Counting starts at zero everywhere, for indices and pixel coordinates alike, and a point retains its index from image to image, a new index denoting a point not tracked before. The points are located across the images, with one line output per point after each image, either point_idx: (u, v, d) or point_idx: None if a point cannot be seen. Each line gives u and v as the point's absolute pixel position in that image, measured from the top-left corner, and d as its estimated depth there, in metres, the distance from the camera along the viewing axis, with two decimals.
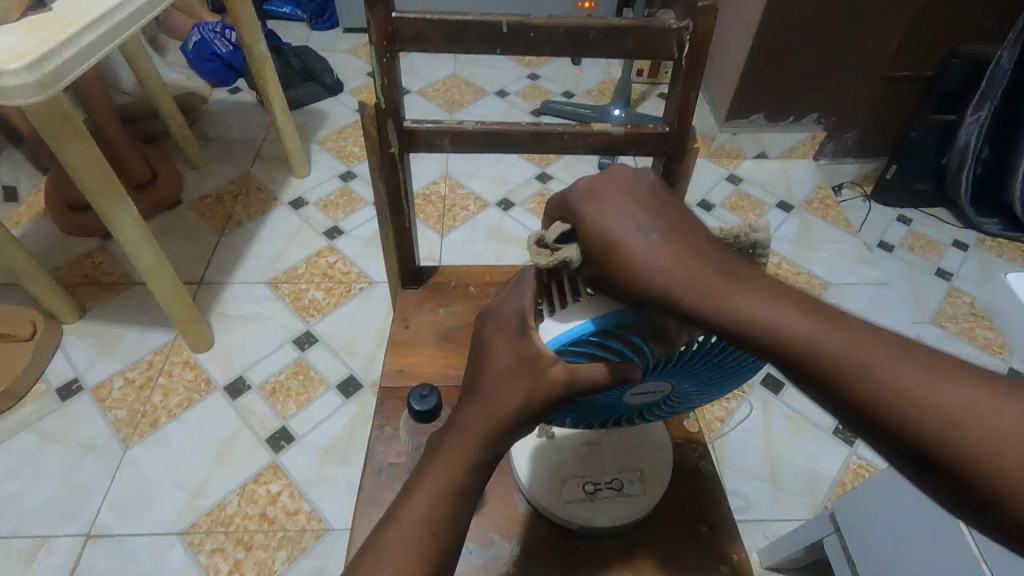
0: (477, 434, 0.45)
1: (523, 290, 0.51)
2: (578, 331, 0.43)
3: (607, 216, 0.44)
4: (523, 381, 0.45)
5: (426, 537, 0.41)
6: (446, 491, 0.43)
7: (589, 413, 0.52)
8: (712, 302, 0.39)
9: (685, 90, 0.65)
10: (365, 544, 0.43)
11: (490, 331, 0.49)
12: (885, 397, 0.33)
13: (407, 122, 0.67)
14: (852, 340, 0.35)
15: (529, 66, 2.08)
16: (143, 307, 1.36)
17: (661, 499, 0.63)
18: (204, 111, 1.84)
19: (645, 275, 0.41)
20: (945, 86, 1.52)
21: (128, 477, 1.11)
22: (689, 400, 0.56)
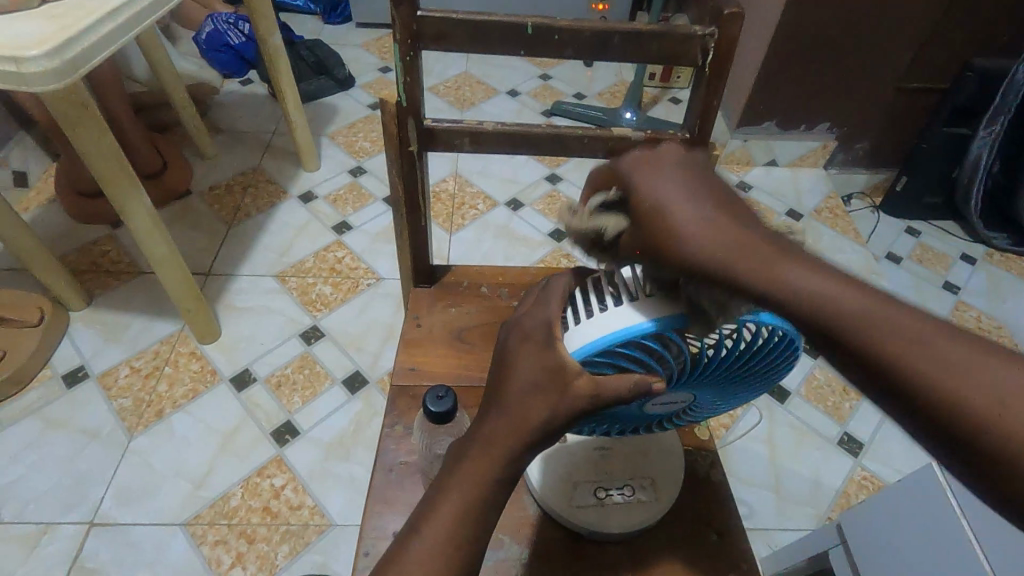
0: (501, 448, 0.44)
1: (547, 299, 0.51)
2: (603, 342, 0.45)
3: (658, 176, 0.46)
4: (549, 393, 0.45)
5: (449, 550, 0.42)
6: (469, 505, 0.43)
7: (609, 422, 0.53)
8: (755, 268, 0.39)
9: (707, 98, 0.65)
10: (388, 555, 0.43)
11: (516, 340, 0.49)
12: (928, 375, 0.34)
13: (427, 121, 0.67)
14: (895, 318, 0.36)
15: (541, 67, 2.08)
16: (150, 296, 1.36)
17: (671, 506, 0.63)
18: (215, 102, 1.84)
19: (691, 241, 0.42)
20: (959, 100, 1.52)
21: (132, 466, 1.11)
22: (710, 408, 0.55)
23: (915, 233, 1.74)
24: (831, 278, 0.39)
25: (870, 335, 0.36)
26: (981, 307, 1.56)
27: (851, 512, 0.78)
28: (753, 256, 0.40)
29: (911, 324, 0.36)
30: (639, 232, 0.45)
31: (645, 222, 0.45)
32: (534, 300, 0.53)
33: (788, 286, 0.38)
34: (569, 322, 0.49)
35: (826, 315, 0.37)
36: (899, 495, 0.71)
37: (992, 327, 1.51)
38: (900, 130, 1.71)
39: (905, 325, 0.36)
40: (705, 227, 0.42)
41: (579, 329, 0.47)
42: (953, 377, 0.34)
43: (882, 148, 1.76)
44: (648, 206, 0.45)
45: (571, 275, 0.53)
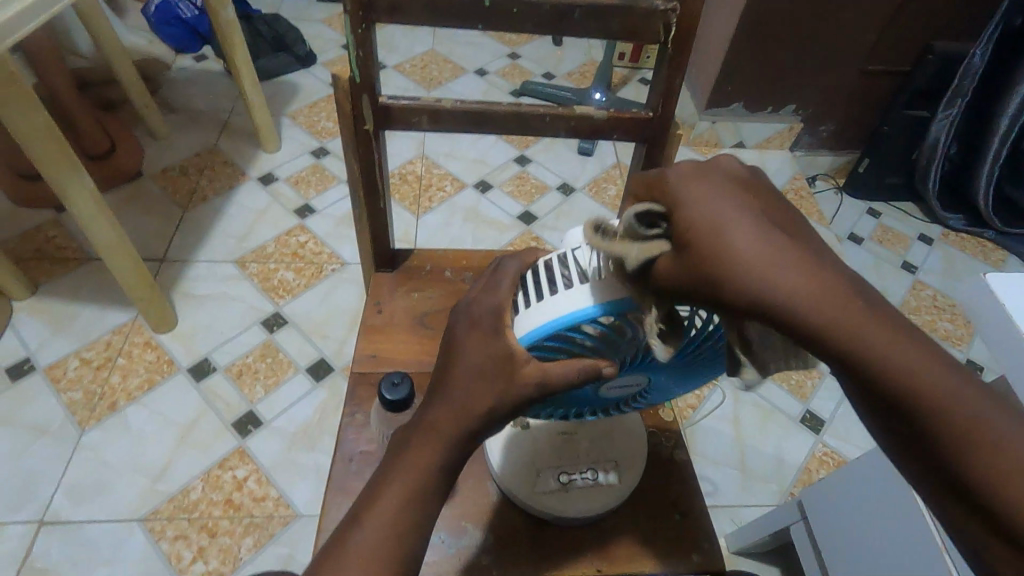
0: (444, 433, 0.43)
1: (497, 285, 0.49)
2: (548, 328, 0.43)
3: (709, 192, 0.37)
4: (495, 380, 0.44)
5: (390, 540, 0.40)
6: (410, 490, 0.42)
7: (561, 406, 0.52)
8: (832, 323, 0.31)
9: (671, 74, 0.64)
10: (325, 549, 0.41)
11: (464, 327, 0.47)
12: (1015, 475, 0.28)
13: (383, 97, 0.64)
14: (971, 402, 0.29)
15: (509, 46, 2.04)
16: (100, 284, 1.29)
17: (634, 488, 0.62)
18: (167, 79, 1.75)
19: (746, 272, 0.33)
20: (917, 82, 1.56)
21: (85, 461, 1.06)
22: (662, 394, 0.55)
23: (876, 214, 1.78)
24: (921, 346, 0.31)
25: (955, 429, 0.29)
26: (936, 285, 1.61)
27: (814, 488, 0.81)
28: (833, 300, 0.32)
29: (984, 403, 0.29)
30: (679, 258, 0.36)
31: (693, 240, 0.35)
32: (485, 284, 0.50)
33: (859, 342, 0.31)
34: (519, 308, 0.47)
35: (905, 382, 0.30)
36: (856, 474, 0.73)
37: (947, 305, 1.56)
38: (864, 111, 1.73)
39: (997, 420, 0.29)
40: (776, 258, 0.33)
41: (528, 314, 0.45)
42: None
43: (845, 130, 1.78)
44: (694, 227, 0.35)
45: (522, 259, 0.51)
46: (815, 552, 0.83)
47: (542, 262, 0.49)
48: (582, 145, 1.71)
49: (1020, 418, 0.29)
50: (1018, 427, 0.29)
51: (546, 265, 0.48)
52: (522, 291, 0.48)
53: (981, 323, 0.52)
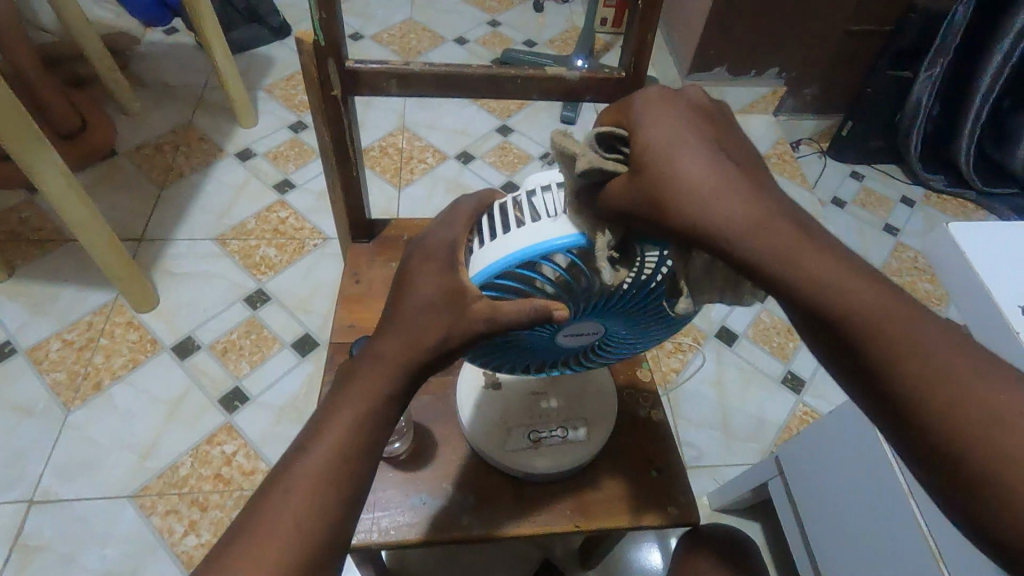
0: (394, 362, 0.44)
1: (454, 224, 0.50)
2: (502, 265, 0.44)
3: (670, 121, 0.41)
4: (444, 314, 0.44)
5: (339, 462, 0.41)
6: (359, 417, 0.42)
7: (518, 355, 0.52)
8: (760, 245, 0.36)
9: (642, 32, 0.62)
10: (273, 474, 0.41)
11: (415, 262, 0.48)
12: (901, 366, 0.35)
13: (350, 62, 0.63)
14: (876, 309, 0.35)
15: (488, 12, 2.00)
16: (78, 265, 1.27)
17: (605, 444, 0.64)
18: (137, 54, 1.70)
19: (693, 197, 0.38)
20: (901, 42, 1.54)
21: (72, 441, 1.07)
22: (621, 351, 0.55)
23: (859, 177, 1.79)
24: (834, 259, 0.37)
25: (875, 339, 0.35)
26: (917, 247, 1.63)
27: (789, 443, 0.84)
28: (767, 223, 0.37)
29: (888, 310, 0.35)
30: (634, 182, 0.40)
31: (649, 164, 0.40)
32: (444, 225, 0.51)
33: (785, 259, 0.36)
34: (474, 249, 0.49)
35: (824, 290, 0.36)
36: (828, 427, 0.76)
37: (927, 266, 1.58)
38: (847, 73, 1.72)
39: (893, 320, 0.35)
40: (721, 186, 0.38)
41: (483, 252, 0.47)
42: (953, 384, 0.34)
43: (828, 93, 1.78)
44: (654, 155, 0.40)
45: (482, 201, 0.52)
46: (792, 504, 0.85)
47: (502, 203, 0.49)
48: (564, 113, 1.69)
49: (916, 323, 0.35)
50: (911, 331, 0.35)
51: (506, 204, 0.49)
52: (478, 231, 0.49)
53: (945, 273, 0.53)
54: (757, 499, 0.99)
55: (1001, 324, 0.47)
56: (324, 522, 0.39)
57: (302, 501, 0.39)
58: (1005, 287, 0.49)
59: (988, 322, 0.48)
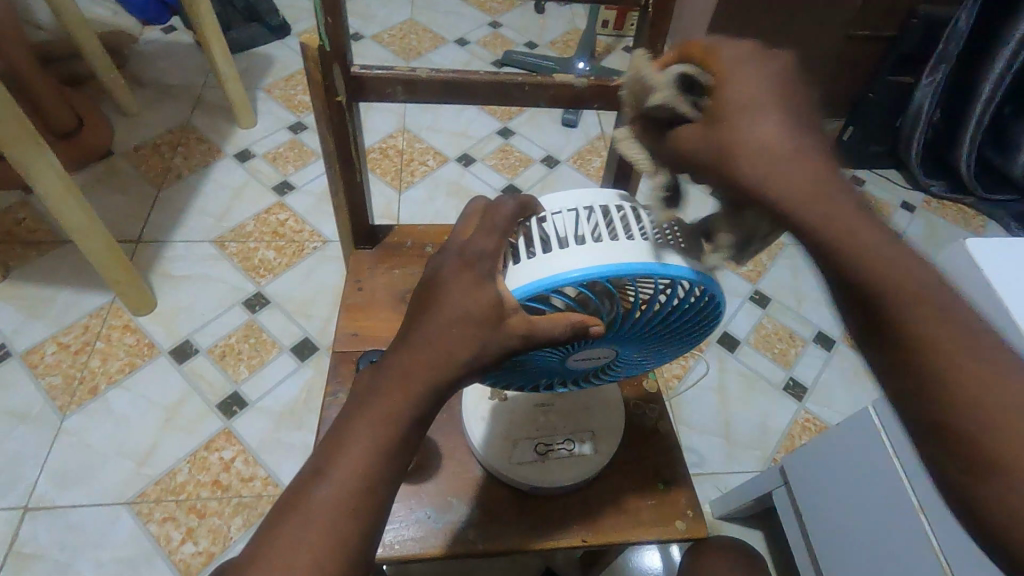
0: (418, 382, 0.40)
1: (492, 226, 0.46)
2: (541, 285, 0.43)
3: (772, 116, 0.37)
4: (480, 330, 0.41)
5: (358, 491, 0.38)
6: (381, 441, 0.39)
7: (530, 376, 0.50)
8: (823, 221, 0.35)
9: (652, 40, 0.61)
10: (288, 496, 0.39)
11: (455, 268, 0.44)
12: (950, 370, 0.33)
13: (355, 67, 0.62)
14: (935, 307, 0.34)
15: (489, 14, 1.99)
16: (74, 267, 1.26)
17: (612, 456, 0.63)
18: (134, 52, 1.68)
19: (789, 204, 0.35)
20: (904, 47, 1.54)
21: (68, 446, 1.05)
22: (631, 370, 0.55)
23: (860, 181, 1.79)
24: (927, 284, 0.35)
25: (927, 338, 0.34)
26: None
27: (794, 454, 0.83)
28: (863, 241, 0.35)
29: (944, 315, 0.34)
30: (723, 174, 0.37)
31: (739, 158, 0.36)
32: (482, 224, 0.46)
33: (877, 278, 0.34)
34: (512, 262, 0.46)
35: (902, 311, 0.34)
36: (834, 439, 0.75)
37: None
38: (848, 78, 1.72)
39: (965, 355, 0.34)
40: (795, 157, 0.36)
41: (520, 267, 0.45)
42: (1016, 431, 0.32)
43: (829, 97, 1.77)
44: (748, 150, 0.36)
45: (519, 199, 0.48)
46: (796, 515, 0.85)
47: (534, 222, 0.48)
48: (565, 116, 1.68)
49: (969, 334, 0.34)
50: (961, 340, 0.34)
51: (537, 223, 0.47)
52: (516, 243, 0.47)
53: (960, 288, 0.52)
54: (760, 507, 0.99)
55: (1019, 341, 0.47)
56: (343, 556, 0.37)
57: (319, 532, 0.37)
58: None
59: (1003, 339, 0.48)
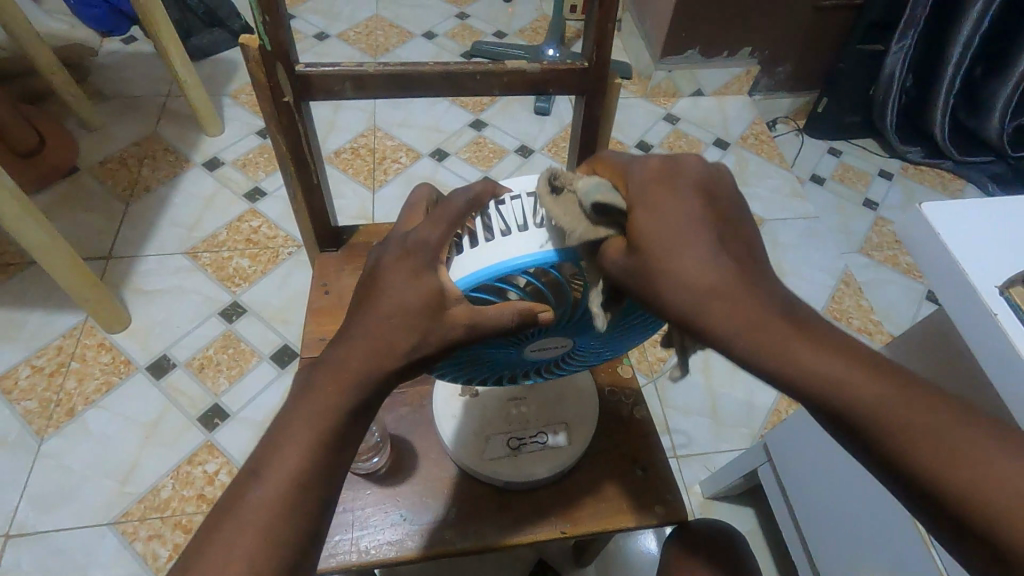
0: (355, 376, 0.40)
1: (437, 217, 0.43)
2: (488, 274, 0.41)
3: (671, 205, 0.39)
4: (419, 322, 0.40)
5: (295, 491, 0.38)
6: (316, 439, 0.39)
7: (488, 369, 0.50)
8: (752, 335, 0.36)
9: (602, 21, 0.60)
10: (223, 499, 0.38)
11: (393, 257, 0.43)
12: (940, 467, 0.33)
13: (300, 65, 0.60)
14: (896, 407, 0.34)
15: (456, 5, 1.96)
16: (44, 288, 1.24)
17: (588, 447, 0.62)
18: (94, 65, 1.65)
19: (698, 298, 0.37)
20: (872, 15, 1.52)
21: (46, 470, 1.04)
22: (592, 360, 0.54)
23: (837, 152, 1.78)
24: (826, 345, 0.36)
25: (899, 439, 0.34)
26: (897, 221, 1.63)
27: (775, 431, 0.83)
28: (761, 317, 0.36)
29: (913, 407, 0.34)
30: (629, 263, 0.39)
31: (643, 251, 0.38)
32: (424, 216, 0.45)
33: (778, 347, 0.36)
34: (464, 249, 0.43)
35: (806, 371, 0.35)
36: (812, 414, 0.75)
37: None
38: (819, 49, 1.71)
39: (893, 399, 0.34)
40: (718, 283, 0.37)
41: (465, 257, 0.43)
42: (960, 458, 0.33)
43: (801, 70, 1.77)
44: (651, 249, 0.38)
45: (472, 192, 0.44)
46: (782, 491, 0.85)
47: (492, 204, 0.45)
48: (538, 104, 1.67)
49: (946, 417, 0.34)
50: (940, 431, 0.33)
51: (495, 206, 0.45)
52: (467, 232, 0.44)
53: (918, 254, 0.52)
54: (749, 485, 0.99)
55: (976, 302, 0.46)
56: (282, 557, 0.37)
57: (256, 534, 0.36)
58: (978, 263, 0.48)
59: (961, 304, 0.48)
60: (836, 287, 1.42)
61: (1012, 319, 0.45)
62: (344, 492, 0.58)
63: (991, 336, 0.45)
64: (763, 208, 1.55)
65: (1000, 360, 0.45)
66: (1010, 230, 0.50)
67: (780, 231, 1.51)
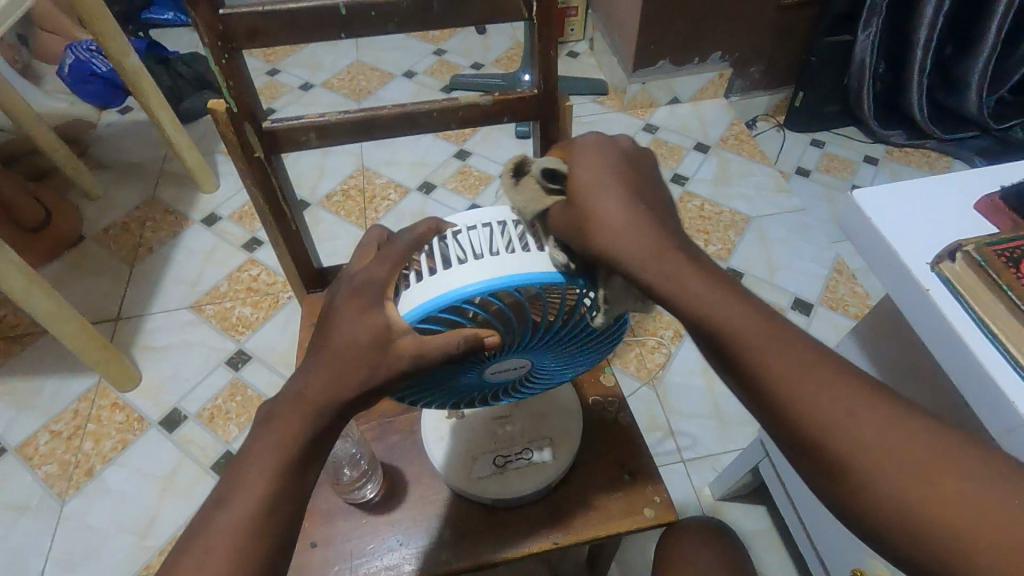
0: (312, 405, 0.43)
1: (382, 258, 0.47)
2: (436, 304, 0.43)
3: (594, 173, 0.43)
4: (369, 355, 0.43)
5: (261, 515, 0.40)
6: (279, 466, 0.42)
7: (456, 392, 0.52)
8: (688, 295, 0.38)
9: (544, 49, 0.63)
10: (193, 528, 0.41)
11: (343, 296, 0.46)
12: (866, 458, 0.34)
13: (267, 122, 0.64)
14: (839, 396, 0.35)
15: (433, 43, 2.03)
16: (59, 355, 1.29)
17: (575, 461, 0.64)
18: (94, 138, 1.73)
19: (614, 234, 0.40)
20: (834, 8, 1.55)
21: (69, 531, 1.07)
22: (559, 377, 0.56)
23: (820, 144, 1.80)
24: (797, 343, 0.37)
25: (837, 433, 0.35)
26: None
27: None
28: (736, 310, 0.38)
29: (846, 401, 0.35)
30: (566, 216, 0.43)
31: (576, 200, 0.42)
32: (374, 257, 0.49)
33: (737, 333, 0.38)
34: (410, 280, 0.47)
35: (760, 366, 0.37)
36: None
37: None
38: (788, 46, 1.74)
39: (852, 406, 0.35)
40: (631, 223, 0.40)
41: (413, 291, 0.45)
42: (904, 462, 0.33)
43: (773, 68, 1.80)
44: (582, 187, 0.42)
45: (413, 232, 0.48)
46: (783, 484, 0.85)
47: (435, 241, 0.48)
48: (518, 129, 1.71)
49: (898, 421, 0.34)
50: (877, 424, 0.34)
51: (438, 241, 0.48)
52: (413, 267, 0.48)
53: (860, 240, 0.54)
54: (757, 482, 0.99)
55: (911, 283, 0.49)
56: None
57: (222, 553, 0.39)
58: (910, 246, 0.51)
59: (905, 288, 0.50)
60: (829, 277, 1.42)
61: (945, 297, 0.47)
62: (342, 524, 0.61)
63: (927, 313, 0.48)
64: (749, 206, 1.57)
65: (940, 334, 0.47)
66: (944, 211, 0.52)
67: (768, 227, 1.52)
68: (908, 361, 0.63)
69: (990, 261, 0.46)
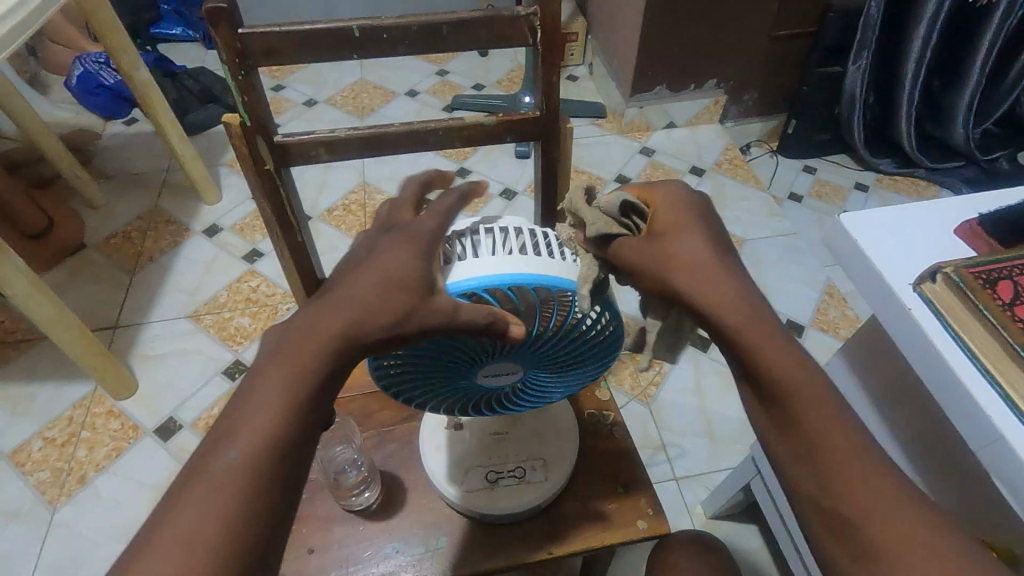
0: (330, 338, 0.42)
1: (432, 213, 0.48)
2: (465, 286, 0.46)
3: (702, 245, 0.43)
4: (399, 300, 0.43)
5: (266, 451, 0.39)
6: (288, 403, 0.41)
7: (448, 394, 0.54)
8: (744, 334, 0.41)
9: (547, 74, 0.66)
10: (194, 461, 0.40)
11: (387, 240, 0.47)
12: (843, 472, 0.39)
13: (278, 136, 0.66)
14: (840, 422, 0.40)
15: (436, 64, 2.08)
16: (56, 361, 1.29)
17: (564, 486, 0.64)
18: (98, 148, 1.75)
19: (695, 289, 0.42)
20: (826, 40, 1.61)
21: (60, 538, 1.06)
22: (550, 395, 0.58)
23: (812, 170, 1.84)
24: (878, 442, 0.40)
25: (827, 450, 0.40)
26: None
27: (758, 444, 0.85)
28: (835, 425, 0.40)
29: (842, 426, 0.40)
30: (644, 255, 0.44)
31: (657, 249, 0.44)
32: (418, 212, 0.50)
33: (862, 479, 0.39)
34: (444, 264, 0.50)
35: (843, 467, 0.39)
36: None
37: None
38: (782, 75, 1.79)
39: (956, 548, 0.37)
40: (723, 281, 0.42)
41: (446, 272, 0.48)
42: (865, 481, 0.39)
43: (767, 95, 1.85)
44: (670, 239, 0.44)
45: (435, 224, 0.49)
46: (774, 502, 0.86)
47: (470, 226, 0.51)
48: (518, 149, 1.75)
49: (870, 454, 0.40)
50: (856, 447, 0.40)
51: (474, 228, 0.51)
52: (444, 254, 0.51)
53: (848, 262, 0.57)
54: (747, 500, 1.00)
55: (895, 301, 0.51)
56: (244, 513, 0.38)
57: (222, 487, 0.38)
58: (896, 266, 0.53)
59: (891, 311, 0.52)
60: (821, 300, 1.44)
61: (926, 315, 0.50)
62: (338, 531, 0.61)
63: (913, 335, 0.50)
64: (742, 229, 1.60)
65: (923, 354, 0.49)
66: (925, 236, 0.55)
67: (760, 249, 1.55)
68: (897, 382, 0.65)
69: (968, 282, 0.48)
